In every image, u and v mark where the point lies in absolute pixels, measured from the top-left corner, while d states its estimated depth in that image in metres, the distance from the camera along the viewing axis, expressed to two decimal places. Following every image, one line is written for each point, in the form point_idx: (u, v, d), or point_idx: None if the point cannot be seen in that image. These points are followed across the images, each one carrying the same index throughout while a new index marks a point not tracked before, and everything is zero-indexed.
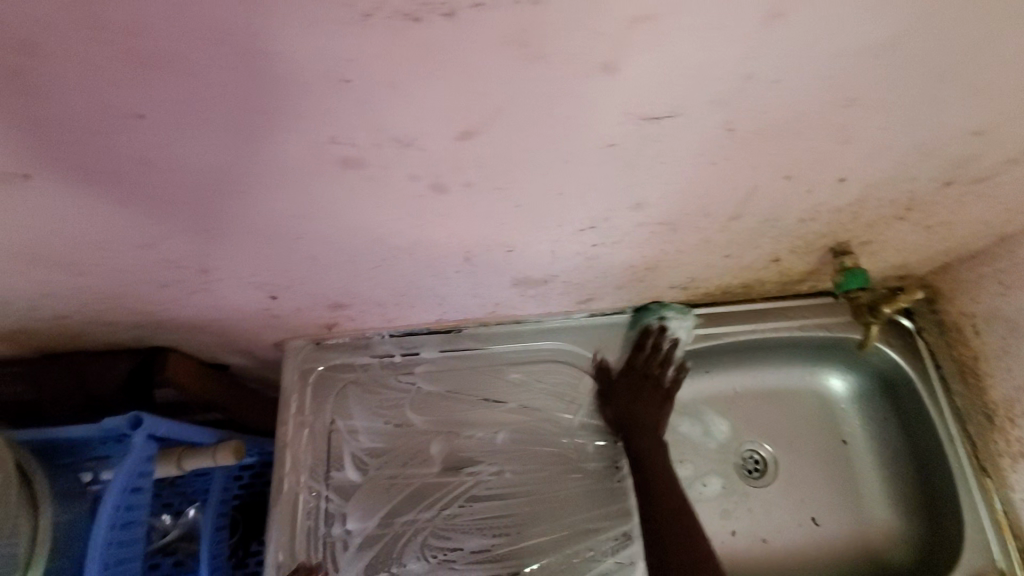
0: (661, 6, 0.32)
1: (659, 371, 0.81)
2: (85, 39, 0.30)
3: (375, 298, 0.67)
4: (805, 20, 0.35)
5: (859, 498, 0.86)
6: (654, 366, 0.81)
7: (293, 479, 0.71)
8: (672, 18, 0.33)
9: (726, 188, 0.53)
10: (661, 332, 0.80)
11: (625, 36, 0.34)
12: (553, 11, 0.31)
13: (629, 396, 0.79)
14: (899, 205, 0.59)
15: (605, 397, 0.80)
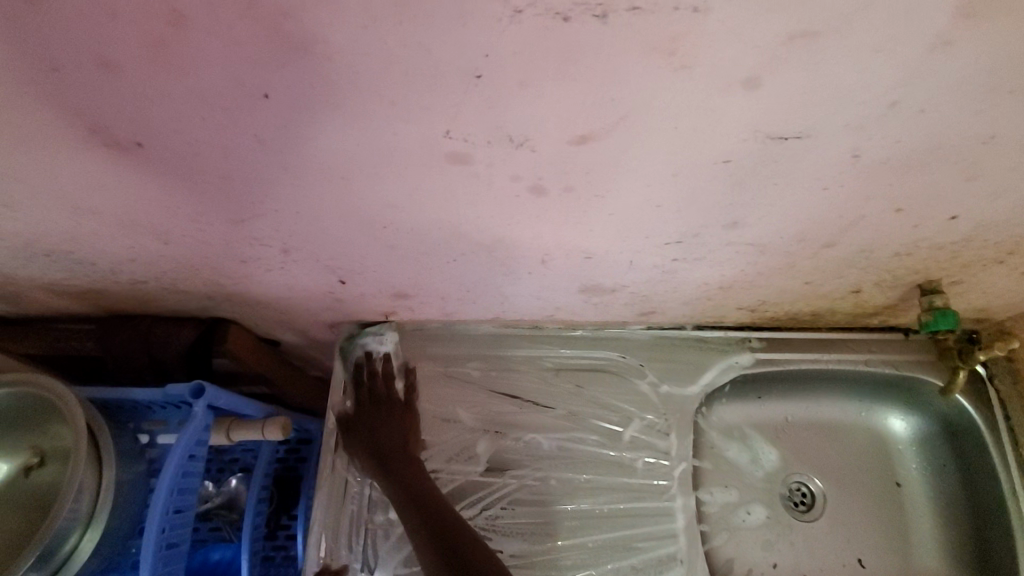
0: (836, 18, 0.27)
1: (387, 390, 0.76)
2: (236, 12, 0.28)
3: (439, 291, 0.66)
4: (984, 45, 0.29)
5: (909, 543, 0.82)
6: (380, 384, 0.76)
7: (340, 462, 0.73)
8: (843, 31, 0.28)
9: (831, 217, 0.47)
10: (370, 359, 0.77)
11: (783, 51, 0.29)
12: (712, 19, 0.27)
13: (367, 423, 0.73)
14: (1004, 246, 0.54)
15: (348, 426, 0.73)
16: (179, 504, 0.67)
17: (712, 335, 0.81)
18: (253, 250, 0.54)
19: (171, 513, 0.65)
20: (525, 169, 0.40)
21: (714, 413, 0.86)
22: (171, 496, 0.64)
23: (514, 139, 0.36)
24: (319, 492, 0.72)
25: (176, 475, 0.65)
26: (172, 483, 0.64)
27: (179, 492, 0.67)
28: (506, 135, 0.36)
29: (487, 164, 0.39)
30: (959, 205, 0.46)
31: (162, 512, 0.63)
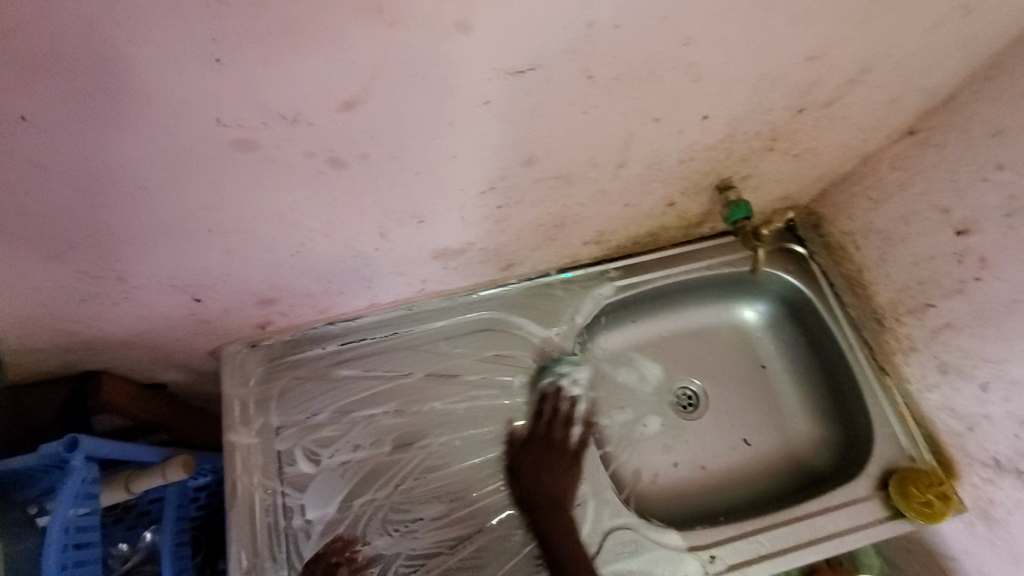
0: None
1: (562, 435, 0.81)
2: None
3: (300, 289, 0.69)
4: None
5: (782, 415, 0.93)
6: (558, 429, 0.81)
7: (247, 479, 0.74)
8: None
9: (607, 138, 0.54)
10: (557, 396, 0.83)
11: None
12: None
13: (536, 467, 0.77)
14: (766, 135, 0.63)
15: (514, 473, 0.77)
16: (80, 558, 0.67)
17: (575, 274, 0.89)
18: (88, 285, 0.54)
19: (71, 568, 0.65)
20: (313, 144, 0.43)
21: (598, 346, 0.94)
22: (64, 553, 0.64)
23: (286, 116, 0.40)
24: (231, 513, 0.72)
25: (66, 531, 0.65)
26: (62, 539, 0.64)
27: (76, 547, 0.66)
28: (276, 113, 0.39)
29: (274, 145, 0.42)
30: (703, 106, 0.54)
31: (57, 569, 0.63)
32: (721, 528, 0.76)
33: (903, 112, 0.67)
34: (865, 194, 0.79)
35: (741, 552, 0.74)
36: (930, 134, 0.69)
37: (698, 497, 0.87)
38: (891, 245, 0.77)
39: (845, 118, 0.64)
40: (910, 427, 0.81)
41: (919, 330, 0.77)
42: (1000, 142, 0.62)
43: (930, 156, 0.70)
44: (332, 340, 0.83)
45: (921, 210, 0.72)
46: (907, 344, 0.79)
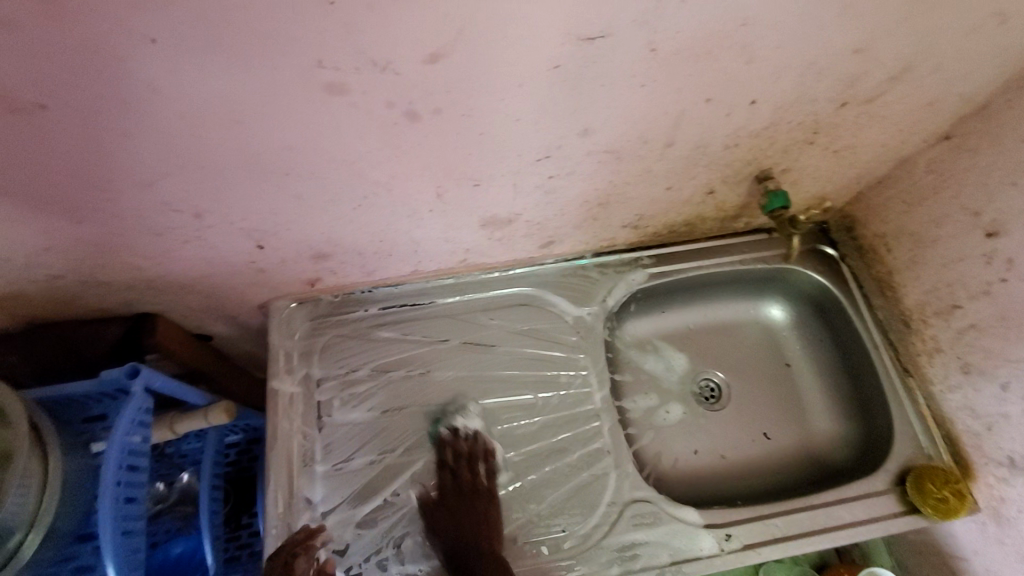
0: None
1: (470, 478, 0.76)
2: None
3: (354, 246, 0.73)
4: None
5: (804, 412, 0.94)
6: (463, 472, 0.77)
7: (287, 425, 0.78)
8: None
9: (659, 114, 0.58)
10: (455, 437, 0.79)
11: None
12: None
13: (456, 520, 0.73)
14: (808, 126, 0.66)
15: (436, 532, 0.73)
16: (129, 481, 0.69)
17: (609, 259, 0.92)
18: (170, 219, 0.59)
19: (123, 488, 0.68)
20: (393, 94, 0.48)
21: (626, 331, 0.97)
22: (119, 471, 0.67)
23: (377, 64, 0.44)
24: (270, 456, 0.76)
25: (121, 451, 0.68)
26: (118, 458, 0.67)
27: (127, 470, 0.69)
28: (369, 60, 0.44)
29: (361, 91, 0.47)
30: (752, 89, 0.57)
31: (113, 485, 0.66)
32: (739, 509, 0.78)
33: (942, 116, 0.70)
34: (899, 197, 0.81)
35: (757, 533, 0.76)
36: (963, 139, 0.71)
37: (715, 484, 0.89)
38: (922, 248, 0.79)
39: (886, 116, 0.67)
40: (931, 429, 0.82)
41: (945, 331, 0.79)
42: None
43: (964, 161, 0.71)
44: (374, 303, 0.87)
45: (953, 212, 0.74)
46: (931, 345, 0.81)
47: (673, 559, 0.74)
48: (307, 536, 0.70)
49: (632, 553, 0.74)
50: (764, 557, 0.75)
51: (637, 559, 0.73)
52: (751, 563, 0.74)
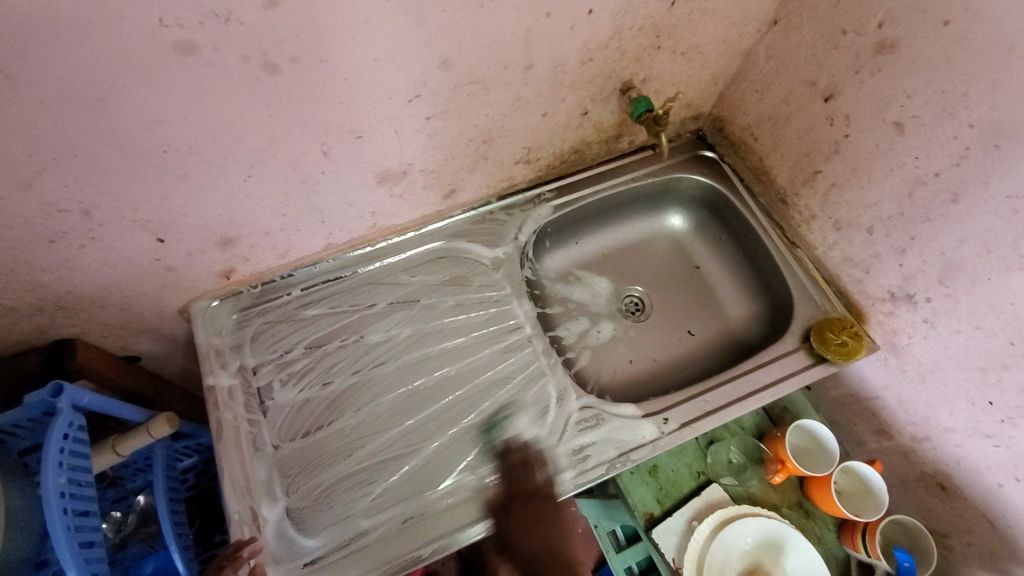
0: None
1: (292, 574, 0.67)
2: None
3: (258, 225, 0.74)
4: None
5: (719, 304, 1.03)
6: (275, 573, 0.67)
7: (231, 416, 0.79)
8: None
9: (506, 35, 0.62)
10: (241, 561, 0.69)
11: None
12: None
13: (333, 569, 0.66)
14: (650, 30, 0.73)
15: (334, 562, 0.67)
16: (76, 495, 0.69)
17: (514, 200, 0.97)
18: (58, 222, 0.59)
19: (70, 502, 0.68)
20: (246, 46, 0.50)
21: (547, 267, 1.03)
22: (62, 484, 0.67)
23: (219, 15, 0.47)
24: (218, 447, 0.77)
25: (60, 467, 0.67)
26: (57, 473, 0.66)
27: (72, 485, 0.69)
28: (210, 12, 0.47)
29: (212, 49, 0.49)
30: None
31: (58, 498, 0.65)
32: (671, 395, 0.85)
33: (764, 3, 0.77)
34: (752, 88, 0.89)
35: (691, 412, 0.83)
36: (788, 20, 0.79)
37: (653, 384, 0.96)
38: (778, 128, 0.88)
39: (715, 10, 0.75)
40: (825, 288, 0.92)
41: (814, 198, 0.87)
42: (839, 12, 0.71)
43: (792, 40, 0.79)
44: (297, 285, 0.88)
45: (795, 88, 0.82)
46: (807, 213, 0.90)
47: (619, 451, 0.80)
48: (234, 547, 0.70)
49: (581, 454, 0.79)
50: (699, 431, 0.82)
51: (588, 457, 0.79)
52: (689, 437, 0.81)
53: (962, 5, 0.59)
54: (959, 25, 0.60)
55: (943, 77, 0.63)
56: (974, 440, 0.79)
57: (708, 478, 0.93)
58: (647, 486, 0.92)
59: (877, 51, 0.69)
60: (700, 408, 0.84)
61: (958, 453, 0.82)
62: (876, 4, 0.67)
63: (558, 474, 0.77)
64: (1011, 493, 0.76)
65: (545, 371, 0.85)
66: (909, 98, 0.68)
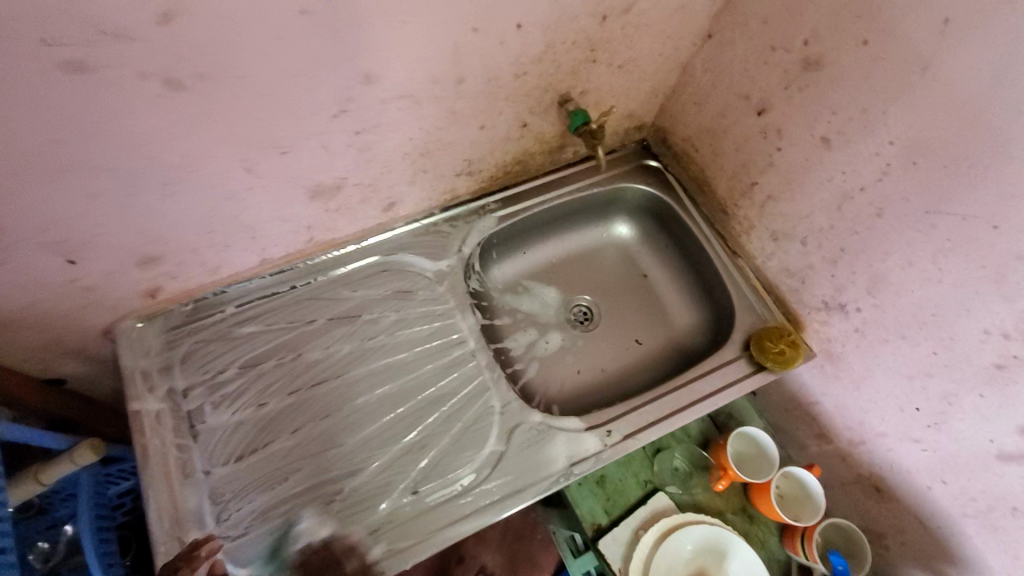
0: None
1: None
2: None
3: (182, 243, 0.71)
4: None
5: (666, 313, 1.04)
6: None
7: (159, 441, 0.76)
8: None
9: (432, 50, 0.61)
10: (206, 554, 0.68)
11: None
12: None
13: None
14: (583, 44, 0.72)
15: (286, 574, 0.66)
16: None
17: (458, 212, 0.95)
18: None
19: None
20: (146, 62, 0.48)
21: (494, 278, 1.03)
22: None
23: (111, 32, 0.45)
24: (144, 476, 0.73)
25: None
26: None
27: None
28: (100, 28, 0.44)
29: (107, 65, 0.47)
30: (513, 13, 0.62)
31: None
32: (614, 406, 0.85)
33: (697, 17, 0.78)
34: (691, 100, 0.90)
35: (634, 424, 0.83)
36: (721, 34, 0.79)
37: (600, 395, 0.96)
38: (717, 140, 0.89)
39: (648, 24, 0.75)
40: (765, 296, 0.93)
41: (752, 209, 0.89)
42: (768, 28, 0.72)
43: (726, 54, 0.80)
44: (231, 302, 0.85)
45: (731, 102, 0.83)
46: (746, 224, 0.92)
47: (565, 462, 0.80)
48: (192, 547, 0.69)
49: (528, 466, 0.79)
50: (642, 442, 0.82)
51: (534, 470, 0.79)
52: (632, 449, 0.81)
53: (879, 25, 0.60)
54: (875, 45, 0.61)
55: (864, 95, 0.65)
56: (904, 444, 0.81)
57: (654, 487, 0.93)
58: (595, 497, 0.92)
59: (804, 68, 0.70)
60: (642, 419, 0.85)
61: (890, 457, 0.84)
62: (801, 21, 0.68)
63: (502, 490, 0.77)
64: (938, 494, 0.79)
65: (490, 386, 0.84)
66: (834, 114, 0.69)
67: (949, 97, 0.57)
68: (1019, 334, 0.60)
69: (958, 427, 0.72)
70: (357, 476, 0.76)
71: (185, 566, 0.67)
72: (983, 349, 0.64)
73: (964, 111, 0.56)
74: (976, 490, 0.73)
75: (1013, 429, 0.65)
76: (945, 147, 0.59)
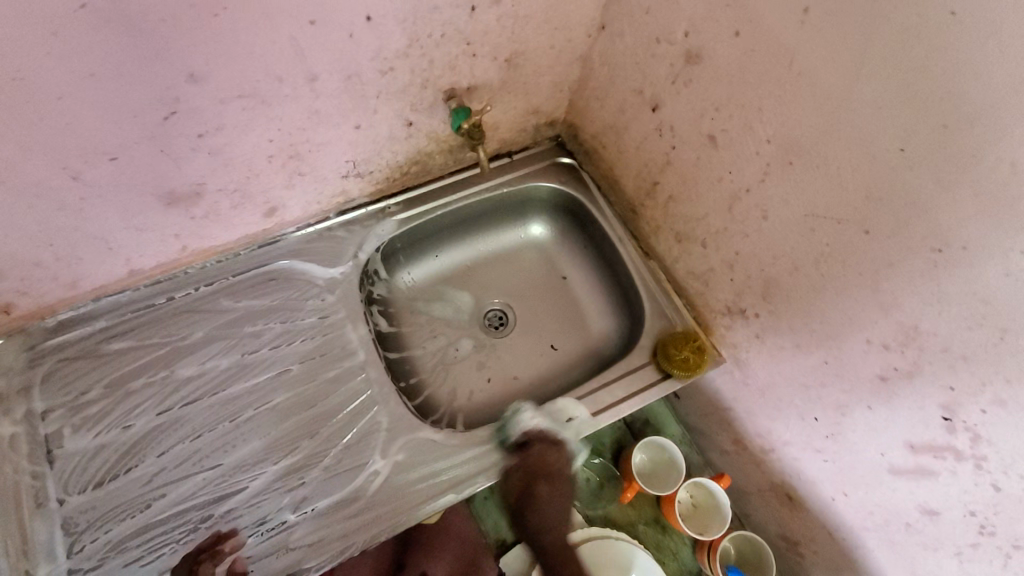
0: None
1: None
2: None
3: (22, 257, 0.66)
4: None
5: (583, 317, 1.00)
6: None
7: (12, 468, 0.71)
8: None
9: (266, 45, 0.56)
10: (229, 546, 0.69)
11: None
12: None
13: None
14: (454, 37, 0.67)
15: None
16: None
17: (354, 215, 0.90)
18: None
19: None
20: None
21: (401, 283, 0.98)
22: None
23: None
24: None
25: None
26: None
27: None
28: None
29: None
30: (356, 4, 0.57)
31: None
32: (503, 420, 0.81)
33: (583, 7, 0.73)
34: (594, 95, 0.85)
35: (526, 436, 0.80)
36: (612, 25, 0.74)
37: (509, 404, 0.93)
38: (621, 137, 0.85)
39: (528, 15, 0.70)
40: (675, 299, 0.90)
41: (658, 209, 0.85)
42: (652, 19, 0.68)
43: (619, 46, 0.75)
44: (100, 316, 0.80)
45: (628, 97, 0.79)
46: (654, 224, 0.87)
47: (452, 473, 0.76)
48: (217, 540, 0.70)
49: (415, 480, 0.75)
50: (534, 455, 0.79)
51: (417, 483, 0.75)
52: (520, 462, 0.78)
53: (747, 16, 0.56)
54: (747, 37, 0.57)
55: (741, 90, 0.61)
56: (808, 454, 0.78)
57: None
58: (502, 511, 0.89)
59: (687, 61, 0.66)
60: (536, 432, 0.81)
61: (798, 465, 0.81)
62: (679, 11, 0.64)
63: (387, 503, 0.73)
64: (841, 505, 0.77)
65: (380, 401, 0.80)
66: (718, 111, 0.65)
67: (815, 94, 0.53)
68: (898, 345, 0.57)
69: (853, 438, 0.69)
70: (228, 501, 0.72)
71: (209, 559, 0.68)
72: (868, 359, 0.62)
73: (829, 108, 0.53)
74: (873, 503, 0.71)
75: (900, 442, 0.63)
76: (818, 146, 0.56)
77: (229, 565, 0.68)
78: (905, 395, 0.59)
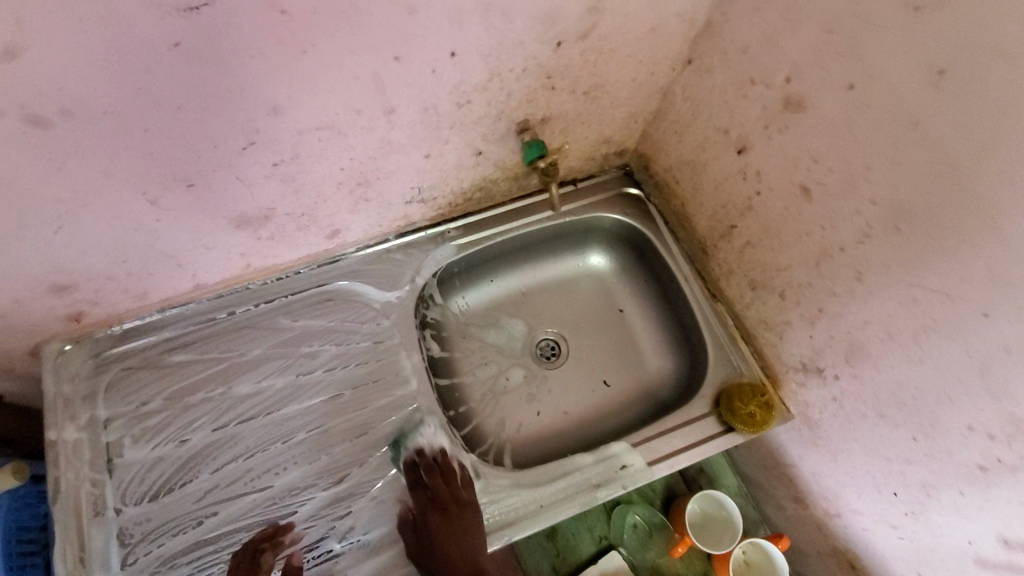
0: None
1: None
2: None
3: (96, 272, 0.67)
4: None
5: (639, 353, 0.96)
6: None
7: (72, 474, 0.72)
8: None
9: (347, 80, 0.54)
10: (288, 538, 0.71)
11: None
12: None
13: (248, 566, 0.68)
14: (536, 71, 0.65)
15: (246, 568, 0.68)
16: None
17: (414, 238, 0.89)
18: None
19: None
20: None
21: (456, 307, 0.96)
22: None
23: None
24: (54, 510, 0.70)
25: None
26: None
27: None
28: None
29: None
30: (442, 41, 0.55)
31: None
32: (542, 468, 0.78)
33: (672, 41, 0.69)
34: (671, 128, 0.81)
35: (565, 488, 0.76)
36: (700, 61, 0.71)
37: (559, 440, 0.90)
38: (698, 174, 0.80)
39: (613, 49, 0.66)
40: (742, 347, 0.85)
41: (731, 252, 0.80)
42: (747, 59, 0.63)
43: (706, 83, 0.72)
44: (164, 327, 0.81)
45: (711, 135, 0.74)
46: (725, 267, 0.83)
47: (506, 509, 0.74)
48: (274, 531, 0.71)
49: (452, 486, 0.76)
50: (571, 510, 0.75)
51: (453, 491, 0.75)
52: (558, 517, 0.74)
53: (863, 68, 0.51)
54: (862, 90, 0.52)
55: (846, 145, 0.56)
56: (880, 526, 0.73)
57: (609, 543, 0.88)
58: (544, 552, 0.87)
59: (784, 107, 0.61)
60: (580, 483, 0.77)
61: (867, 536, 0.76)
62: (781, 55, 0.59)
63: (429, 507, 0.74)
64: None
65: (431, 432, 0.79)
66: (815, 162, 0.61)
67: (939, 160, 0.48)
68: (1005, 436, 0.52)
69: (936, 521, 0.64)
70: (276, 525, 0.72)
71: (269, 548, 0.70)
72: (964, 445, 0.57)
73: (953, 178, 0.48)
74: None
75: (993, 535, 0.57)
76: (932, 215, 0.51)
77: (287, 558, 0.70)
78: (1006, 489, 0.54)
